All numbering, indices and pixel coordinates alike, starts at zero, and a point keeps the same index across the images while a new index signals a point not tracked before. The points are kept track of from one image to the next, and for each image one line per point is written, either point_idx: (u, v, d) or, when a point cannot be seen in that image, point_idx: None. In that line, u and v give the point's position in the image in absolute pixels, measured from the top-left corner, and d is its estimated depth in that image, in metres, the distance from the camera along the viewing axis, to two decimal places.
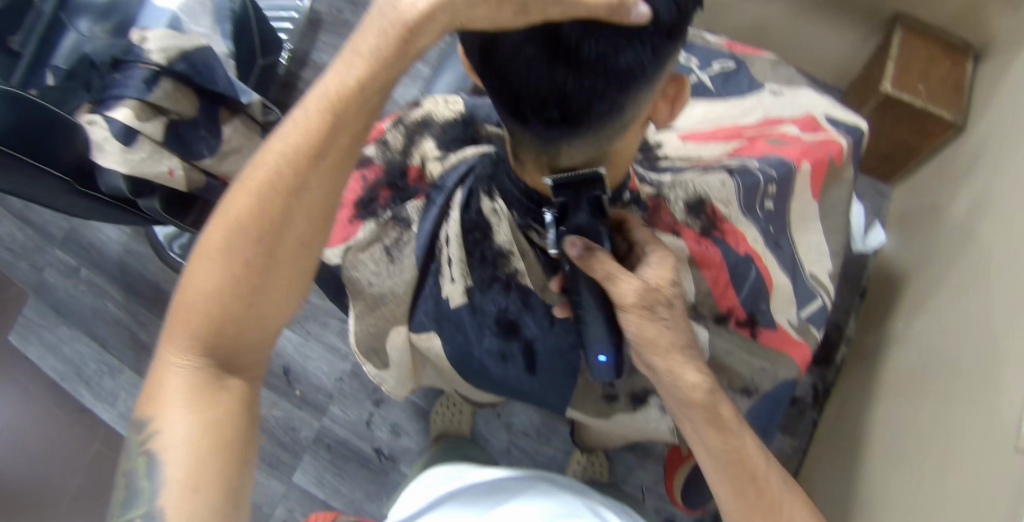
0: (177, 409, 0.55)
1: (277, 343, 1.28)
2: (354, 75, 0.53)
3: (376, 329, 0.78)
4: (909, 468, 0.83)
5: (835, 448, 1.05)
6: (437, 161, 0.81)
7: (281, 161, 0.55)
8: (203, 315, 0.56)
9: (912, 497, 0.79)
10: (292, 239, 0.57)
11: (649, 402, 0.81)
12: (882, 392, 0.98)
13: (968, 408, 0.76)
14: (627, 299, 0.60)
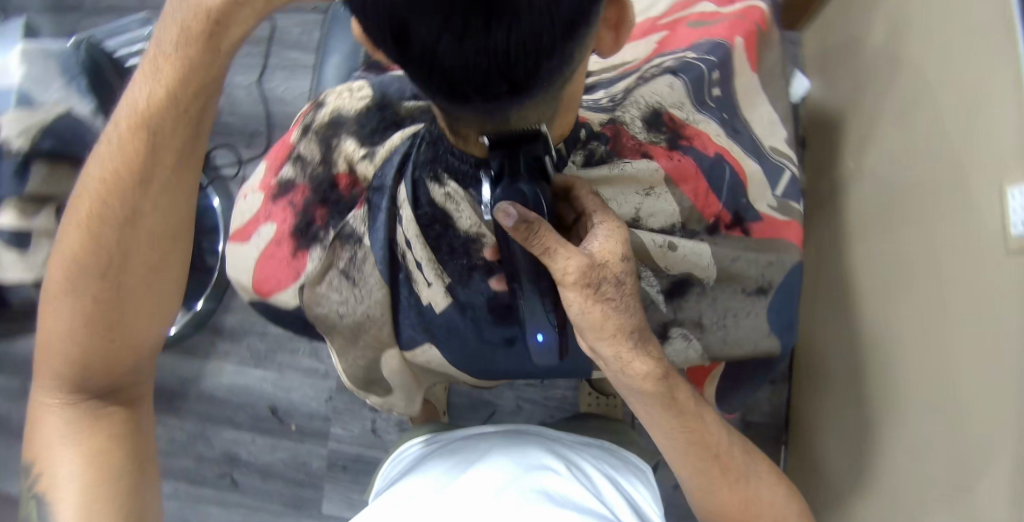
0: (60, 449, 0.64)
1: (253, 386, 1.22)
2: (166, 87, 0.55)
3: (355, 354, 0.75)
4: (906, 315, 0.84)
5: (819, 295, 1.07)
6: (365, 160, 0.73)
7: (104, 187, 0.58)
8: (65, 359, 0.63)
9: (915, 324, 0.82)
10: (140, 269, 0.61)
11: (672, 336, 0.72)
12: (851, 232, 1.00)
13: (946, 228, 0.77)
14: (568, 277, 0.55)
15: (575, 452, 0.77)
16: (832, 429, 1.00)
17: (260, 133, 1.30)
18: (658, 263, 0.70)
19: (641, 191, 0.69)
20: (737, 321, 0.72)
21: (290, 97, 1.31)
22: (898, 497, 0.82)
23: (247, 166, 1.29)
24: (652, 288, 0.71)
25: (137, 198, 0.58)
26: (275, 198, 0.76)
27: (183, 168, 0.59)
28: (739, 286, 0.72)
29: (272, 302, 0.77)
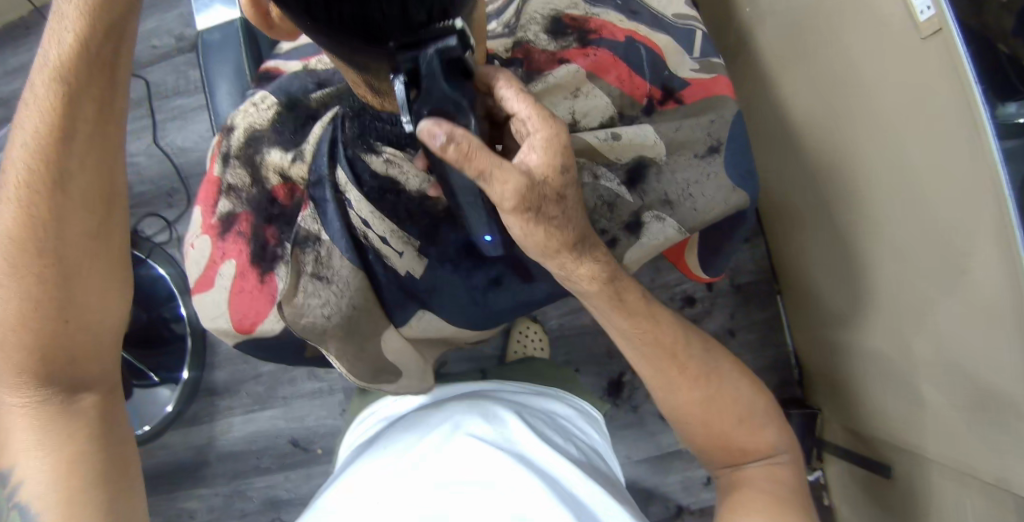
0: (25, 452, 0.62)
1: (269, 427, 1.20)
2: (71, 38, 0.60)
3: (354, 353, 0.74)
4: (842, 131, 0.89)
5: (767, 142, 1.09)
6: (295, 162, 0.72)
7: (30, 152, 0.62)
8: (22, 346, 0.63)
9: (858, 135, 0.86)
10: (80, 238, 0.64)
11: (646, 222, 0.73)
12: (774, 72, 1.02)
13: (856, 37, 0.80)
14: (507, 200, 0.57)
15: (534, 411, 0.78)
16: (817, 264, 1.04)
17: (176, 190, 1.25)
18: (610, 157, 0.72)
19: (569, 95, 0.72)
20: (699, 188, 0.72)
21: (192, 145, 1.26)
22: (897, 309, 0.88)
23: (178, 225, 1.24)
24: (613, 183, 0.72)
25: (67, 155, 0.62)
26: (222, 235, 0.73)
27: (104, 118, 0.64)
28: (689, 152, 0.73)
29: (258, 335, 0.74)
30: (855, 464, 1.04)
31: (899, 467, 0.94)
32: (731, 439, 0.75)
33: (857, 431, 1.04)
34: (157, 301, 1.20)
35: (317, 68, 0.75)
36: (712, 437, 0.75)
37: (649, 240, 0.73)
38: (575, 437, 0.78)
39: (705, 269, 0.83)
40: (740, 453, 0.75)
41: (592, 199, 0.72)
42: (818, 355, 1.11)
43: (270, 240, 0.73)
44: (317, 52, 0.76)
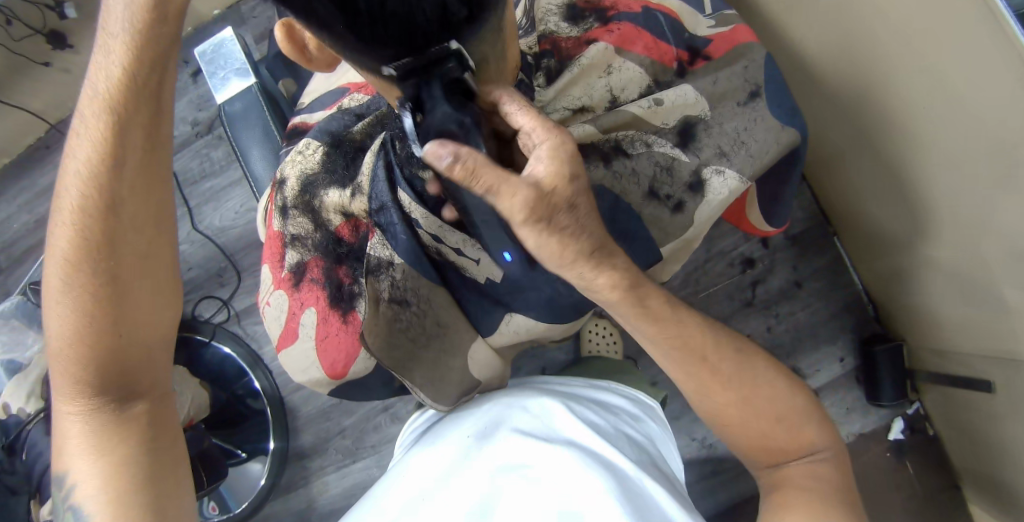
0: (80, 455, 0.62)
1: (364, 477, 1.22)
2: (117, 65, 0.62)
3: (453, 367, 0.75)
4: (868, 57, 0.86)
5: (791, 83, 1.07)
6: (354, 197, 0.73)
7: (84, 179, 0.63)
8: (78, 360, 0.62)
9: (884, 56, 0.83)
10: (132, 260, 0.64)
11: (707, 178, 0.71)
12: (784, 13, 1.00)
13: None
14: (517, 213, 0.57)
15: (587, 405, 0.76)
16: (868, 194, 1.02)
17: (225, 269, 1.29)
18: (655, 123, 0.72)
19: (603, 73, 0.73)
20: (749, 132, 0.71)
21: (230, 222, 1.30)
22: (960, 219, 0.85)
23: (234, 301, 1.28)
24: (667, 146, 0.71)
25: (117, 178, 0.63)
26: (297, 286, 0.75)
27: (151, 139, 0.65)
28: (732, 101, 0.72)
29: (351, 376, 0.75)
30: (954, 387, 1.00)
31: (998, 380, 0.89)
32: (770, 440, 0.72)
33: (945, 353, 1.00)
34: (229, 380, 1.23)
35: (350, 105, 0.78)
36: (757, 436, 0.73)
37: (715, 195, 0.71)
38: (629, 427, 0.76)
39: (770, 222, 0.82)
40: (782, 454, 0.72)
41: (649, 167, 0.71)
42: (890, 287, 1.08)
43: (345, 280, 0.74)
44: (346, 94, 0.78)
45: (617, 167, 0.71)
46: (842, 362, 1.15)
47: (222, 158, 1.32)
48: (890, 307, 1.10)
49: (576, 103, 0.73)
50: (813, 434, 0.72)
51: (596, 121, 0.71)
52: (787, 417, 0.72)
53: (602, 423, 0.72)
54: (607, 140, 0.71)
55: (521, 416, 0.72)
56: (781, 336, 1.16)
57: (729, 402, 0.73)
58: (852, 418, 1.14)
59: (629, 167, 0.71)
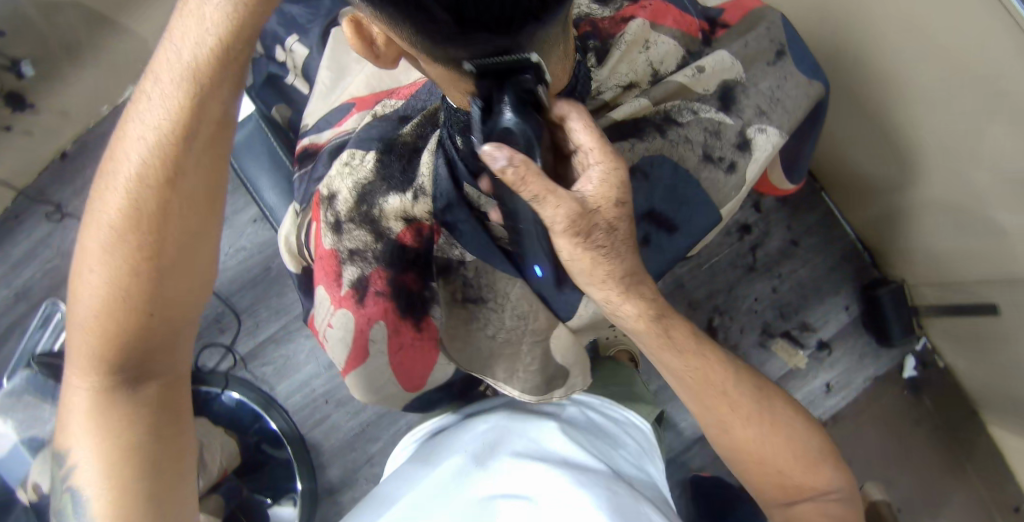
0: (80, 435, 0.59)
1: None
2: (209, 40, 0.60)
3: (538, 355, 0.72)
4: (854, 14, 0.89)
5: None
6: (417, 199, 0.68)
7: (149, 143, 0.60)
8: (103, 330, 0.59)
9: (870, 12, 0.86)
10: (177, 238, 0.61)
11: (752, 137, 0.72)
12: None
13: None
14: (558, 224, 0.58)
15: (591, 430, 0.71)
16: (858, 147, 1.05)
17: (224, 313, 1.25)
18: (698, 90, 0.72)
19: (642, 48, 0.74)
20: (782, 90, 0.73)
21: (221, 264, 1.26)
22: (947, 152, 0.89)
23: (238, 346, 1.24)
24: (712, 111, 0.71)
25: (180, 154, 0.61)
26: (361, 303, 0.70)
27: (216, 118, 0.62)
28: (762, 62, 0.73)
29: (423, 382, 0.78)
30: (961, 316, 1.05)
31: (1001, 301, 0.94)
32: (785, 477, 0.68)
33: (944, 285, 1.05)
34: (245, 425, 1.19)
35: (385, 111, 0.75)
36: (770, 472, 0.68)
37: (761, 152, 0.72)
38: (630, 457, 0.70)
39: (791, 179, 0.84)
40: (795, 491, 0.67)
41: (699, 133, 0.71)
42: (889, 234, 1.11)
43: (414, 287, 0.71)
44: (357, 110, 0.77)
45: (671, 135, 0.70)
46: (848, 310, 1.19)
47: None
48: (885, 251, 1.15)
49: (625, 79, 0.74)
50: (829, 473, 0.68)
51: (648, 94, 0.72)
52: (799, 448, 0.68)
53: (602, 454, 0.67)
54: (658, 112, 0.71)
55: (518, 443, 0.67)
56: (787, 295, 1.19)
57: (746, 435, 0.68)
58: (865, 362, 1.18)
59: (682, 135, 0.71)
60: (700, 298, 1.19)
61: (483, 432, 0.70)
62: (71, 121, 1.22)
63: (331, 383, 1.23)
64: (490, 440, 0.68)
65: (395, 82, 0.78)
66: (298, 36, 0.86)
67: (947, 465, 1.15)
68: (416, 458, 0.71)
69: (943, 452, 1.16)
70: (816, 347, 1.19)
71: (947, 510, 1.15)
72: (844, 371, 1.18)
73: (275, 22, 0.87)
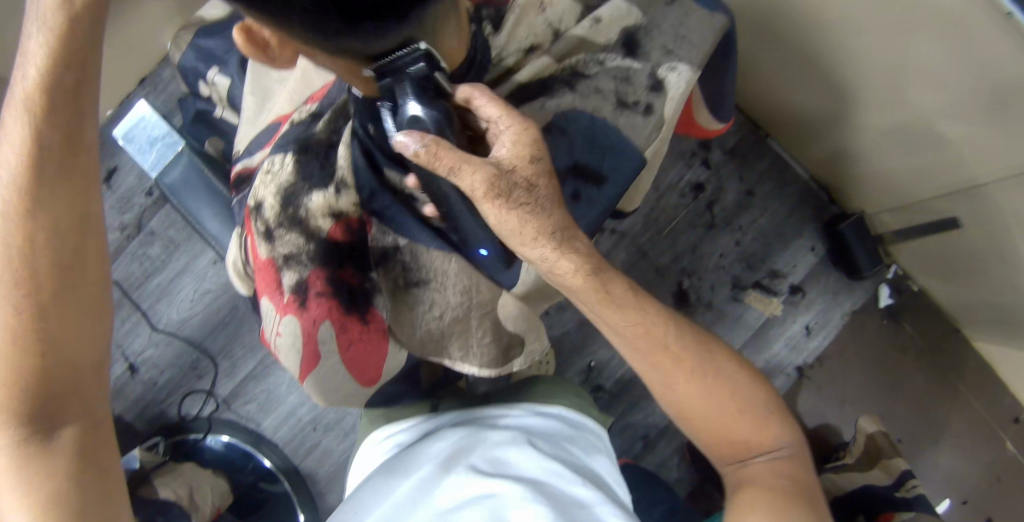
0: (3, 495, 0.55)
1: None
2: (53, 47, 0.56)
3: (492, 321, 0.72)
4: None
5: None
6: (341, 193, 0.69)
7: (15, 171, 0.57)
8: (1, 382, 0.56)
9: None
10: (48, 272, 0.58)
11: (663, 77, 0.71)
12: None
13: None
14: (478, 190, 0.60)
15: (546, 434, 0.73)
16: (794, 85, 1.06)
17: (200, 360, 1.24)
18: (600, 41, 0.71)
19: (539, 10, 0.74)
20: (684, 25, 0.72)
21: (189, 311, 1.24)
22: (881, 66, 0.89)
23: (219, 389, 1.23)
24: (616, 57, 0.71)
25: (35, 185, 0.57)
26: (302, 304, 0.69)
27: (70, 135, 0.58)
28: (661, 3, 0.72)
29: (382, 377, 0.75)
30: (925, 233, 1.06)
31: (961, 212, 0.97)
32: (734, 432, 0.68)
33: (906, 209, 1.07)
34: (238, 466, 1.17)
35: (302, 116, 0.75)
36: (715, 426, 0.68)
37: (675, 91, 0.71)
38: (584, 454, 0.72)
39: (718, 118, 0.85)
40: (746, 448, 0.68)
41: (609, 83, 0.71)
42: (840, 164, 1.12)
43: (354, 282, 0.69)
44: (282, 125, 0.76)
45: (581, 88, 0.71)
46: (814, 250, 1.20)
47: (160, 253, 1.25)
48: (841, 186, 1.16)
49: (525, 43, 0.74)
50: (774, 430, 0.68)
51: (551, 52, 0.72)
52: (740, 405, 0.68)
53: (562, 456, 0.68)
54: (563, 69, 0.71)
55: (480, 451, 0.68)
56: (751, 246, 1.20)
57: (690, 393, 0.68)
58: (841, 298, 1.19)
59: (591, 87, 0.71)
60: (667, 264, 1.19)
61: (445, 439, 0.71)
62: None
63: (316, 410, 1.21)
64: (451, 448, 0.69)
65: (312, 89, 0.78)
66: (217, 68, 0.85)
67: (938, 385, 1.17)
68: (374, 471, 0.70)
69: (927, 370, 1.18)
70: (789, 292, 1.19)
71: (947, 429, 1.16)
72: (820, 312, 1.19)
73: (192, 56, 0.86)
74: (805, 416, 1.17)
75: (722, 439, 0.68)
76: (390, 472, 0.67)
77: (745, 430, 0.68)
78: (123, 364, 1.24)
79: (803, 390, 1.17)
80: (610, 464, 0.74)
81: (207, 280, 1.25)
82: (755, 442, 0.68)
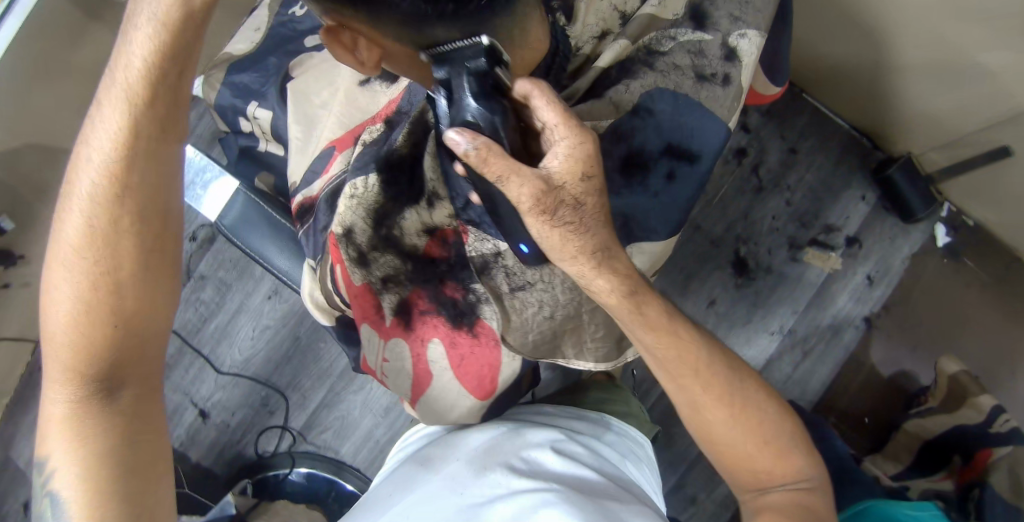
0: (57, 442, 0.56)
1: None
2: (152, 46, 0.57)
3: (597, 316, 0.71)
4: None
5: None
6: (434, 208, 0.73)
7: (107, 158, 0.57)
8: (73, 344, 0.56)
9: None
10: (133, 255, 0.58)
11: (735, 45, 0.70)
12: None
13: None
14: (524, 202, 0.57)
15: (581, 440, 0.72)
16: (823, 36, 1.04)
17: (269, 396, 1.25)
18: (669, 17, 0.72)
19: None
20: None
21: (251, 349, 1.26)
22: (910, 7, 0.88)
23: (293, 422, 1.24)
24: (687, 29, 0.71)
25: (127, 171, 0.57)
26: (409, 324, 0.75)
27: (161, 122, 0.59)
28: None
29: (499, 390, 0.74)
30: (977, 166, 1.03)
31: (1010, 140, 0.95)
32: (755, 462, 0.66)
33: (954, 144, 1.04)
34: (322, 495, 1.17)
35: (368, 139, 0.77)
36: (739, 457, 0.66)
37: (749, 57, 0.70)
38: (615, 463, 0.70)
39: (775, 82, 0.84)
40: (765, 475, 0.66)
41: (685, 57, 0.70)
42: (881, 110, 1.09)
43: (458, 296, 0.74)
44: (337, 152, 0.79)
45: (660, 66, 0.70)
46: (866, 199, 1.18)
47: (213, 295, 1.27)
48: (885, 130, 1.13)
49: (596, 29, 0.77)
50: (797, 463, 0.66)
51: (625, 34, 0.72)
52: (762, 437, 0.66)
53: (590, 461, 0.67)
54: (639, 48, 0.71)
55: (510, 451, 0.67)
56: (802, 203, 1.18)
57: (714, 419, 0.66)
58: (898, 243, 1.17)
59: (668, 62, 0.70)
60: (719, 233, 1.18)
61: (474, 438, 0.70)
62: None
63: (392, 430, 1.22)
64: (481, 446, 0.69)
65: (366, 113, 0.80)
66: (257, 103, 0.85)
67: (1012, 317, 1.14)
68: (399, 468, 0.70)
69: (999, 305, 1.15)
70: (846, 245, 1.17)
71: None
72: (879, 261, 1.17)
73: (228, 94, 0.86)
74: (879, 366, 1.15)
75: (744, 466, 0.66)
76: (431, 456, 0.69)
77: (761, 463, 0.66)
78: (194, 411, 1.25)
79: (873, 341, 1.15)
80: (651, 473, 0.77)
81: (258, 315, 1.26)
82: (768, 474, 0.65)
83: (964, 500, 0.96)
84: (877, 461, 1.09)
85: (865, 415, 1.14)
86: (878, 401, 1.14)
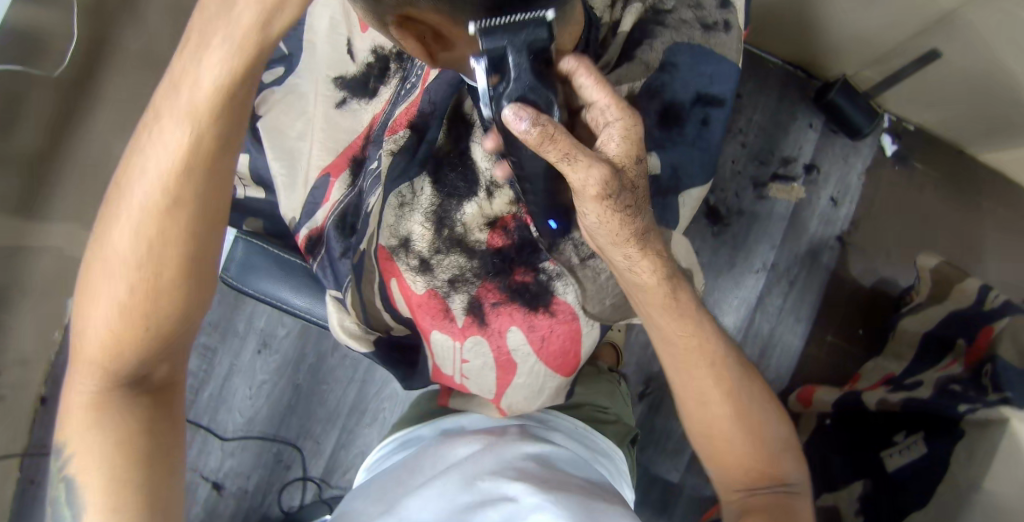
0: (75, 431, 0.58)
1: None
2: (225, 54, 0.54)
3: None
4: None
5: None
6: (494, 197, 0.76)
7: (168, 170, 0.56)
8: (106, 348, 0.57)
9: None
10: (177, 265, 0.57)
11: None
12: None
13: None
14: (589, 187, 0.58)
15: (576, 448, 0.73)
16: None
17: (282, 450, 1.20)
18: None
19: None
20: None
21: (252, 408, 1.21)
22: None
23: (312, 470, 1.20)
24: None
25: (184, 184, 0.56)
26: (483, 318, 0.75)
27: (229, 134, 0.57)
28: None
29: (580, 361, 0.77)
30: (912, 73, 1.12)
31: (941, 44, 1.03)
32: (734, 458, 0.69)
33: (882, 58, 1.12)
34: None
35: (393, 147, 0.77)
36: (726, 451, 0.69)
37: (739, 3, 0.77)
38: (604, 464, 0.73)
39: None
40: (754, 474, 0.68)
41: (687, 13, 0.76)
42: (813, 41, 1.16)
43: (529, 280, 0.75)
44: (334, 177, 0.80)
45: (671, 23, 0.75)
46: (814, 127, 1.25)
47: (199, 364, 1.20)
48: (818, 60, 1.21)
49: None
50: (785, 466, 0.69)
51: None
52: (757, 439, 0.69)
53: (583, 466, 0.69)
54: (649, 10, 0.76)
55: (513, 448, 0.69)
56: (757, 143, 1.24)
57: (719, 414, 0.69)
58: (852, 161, 1.25)
59: (675, 19, 0.76)
60: None
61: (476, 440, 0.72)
62: (33, 364, 1.01)
63: None
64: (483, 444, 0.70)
65: (351, 133, 0.81)
66: None
67: (962, 207, 1.25)
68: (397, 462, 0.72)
69: (951, 200, 1.25)
70: (806, 173, 1.24)
71: (981, 241, 1.25)
72: (839, 182, 1.24)
73: None
74: (861, 278, 1.23)
75: (730, 468, 0.69)
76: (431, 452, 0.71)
77: (750, 469, 0.69)
78: (206, 485, 1.19)
79: (850, 256, 1.23)
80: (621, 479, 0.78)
81: (251, 374, 1.21)
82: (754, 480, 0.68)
83: (977, 378, 0.89)
84: (879, 364, 1.11)
85: (858, 328, 1.21)
86: (865, 310, 1.21)
